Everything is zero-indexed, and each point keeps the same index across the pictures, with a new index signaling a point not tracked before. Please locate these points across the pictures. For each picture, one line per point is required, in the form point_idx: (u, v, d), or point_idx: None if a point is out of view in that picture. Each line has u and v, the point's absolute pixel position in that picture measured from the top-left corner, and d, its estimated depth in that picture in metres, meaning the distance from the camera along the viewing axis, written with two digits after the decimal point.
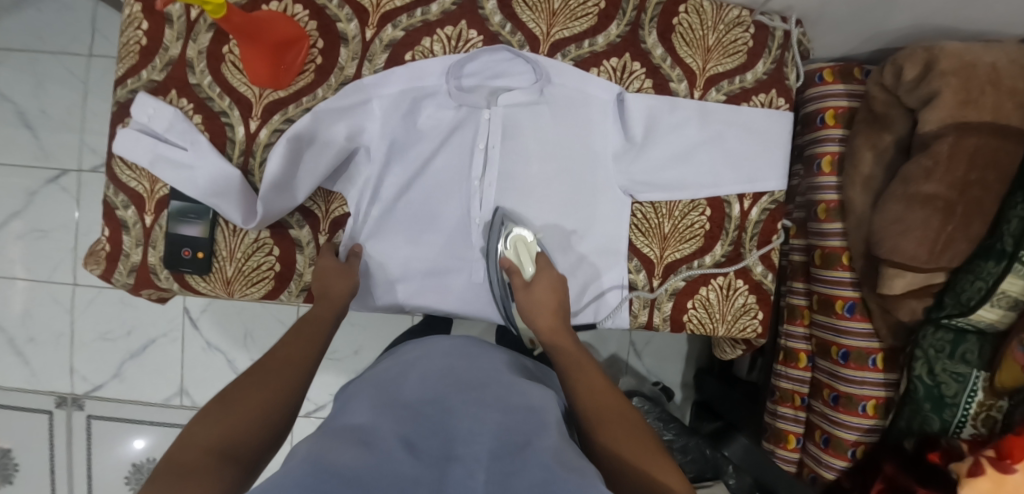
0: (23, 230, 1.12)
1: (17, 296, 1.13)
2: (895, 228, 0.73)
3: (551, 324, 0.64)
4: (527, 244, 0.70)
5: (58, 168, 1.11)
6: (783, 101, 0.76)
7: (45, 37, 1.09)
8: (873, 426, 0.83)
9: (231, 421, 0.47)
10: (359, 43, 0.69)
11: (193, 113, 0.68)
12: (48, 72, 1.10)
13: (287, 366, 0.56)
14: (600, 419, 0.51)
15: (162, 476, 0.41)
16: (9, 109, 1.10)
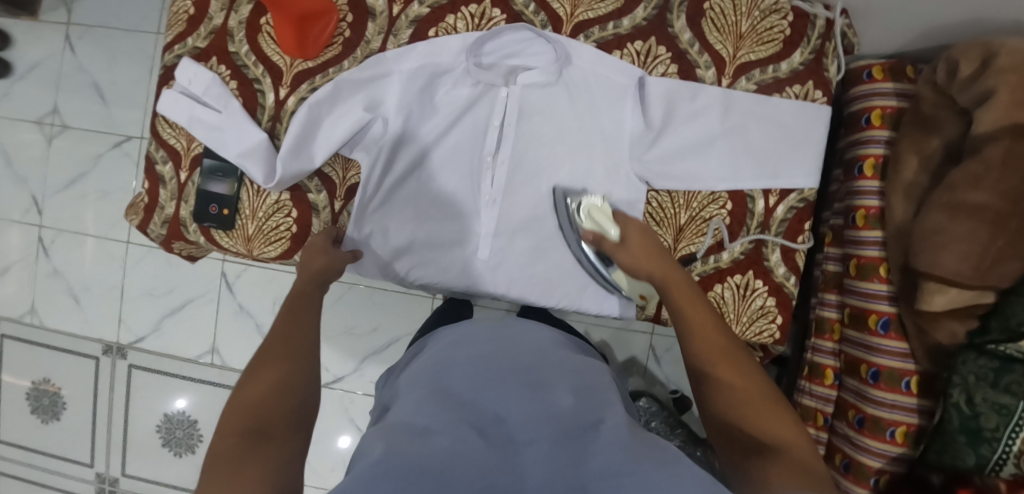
0: (88, 189, 1.23)
1: (79, 248, 1.24)
2: (936, 240, 0.69)
3: (659, 267, 0.60)
4: (600, 209, 0.67)
5: (123, 134, 1.21)
6: (821, 94, 0.71)
7: (123, 14, 1.19)
8: (901, 456, 0.76)
9: (256, 401, 0.48)
10: (386, 18, 0.72)
11: (229, 79, 0.73)
12: (122, 46, 1.20)
13: (295, 343, 0.55)
14: (722, 372, 0.52)
15: (211, 469, 0.42)
16: (88, 78, 1.21)
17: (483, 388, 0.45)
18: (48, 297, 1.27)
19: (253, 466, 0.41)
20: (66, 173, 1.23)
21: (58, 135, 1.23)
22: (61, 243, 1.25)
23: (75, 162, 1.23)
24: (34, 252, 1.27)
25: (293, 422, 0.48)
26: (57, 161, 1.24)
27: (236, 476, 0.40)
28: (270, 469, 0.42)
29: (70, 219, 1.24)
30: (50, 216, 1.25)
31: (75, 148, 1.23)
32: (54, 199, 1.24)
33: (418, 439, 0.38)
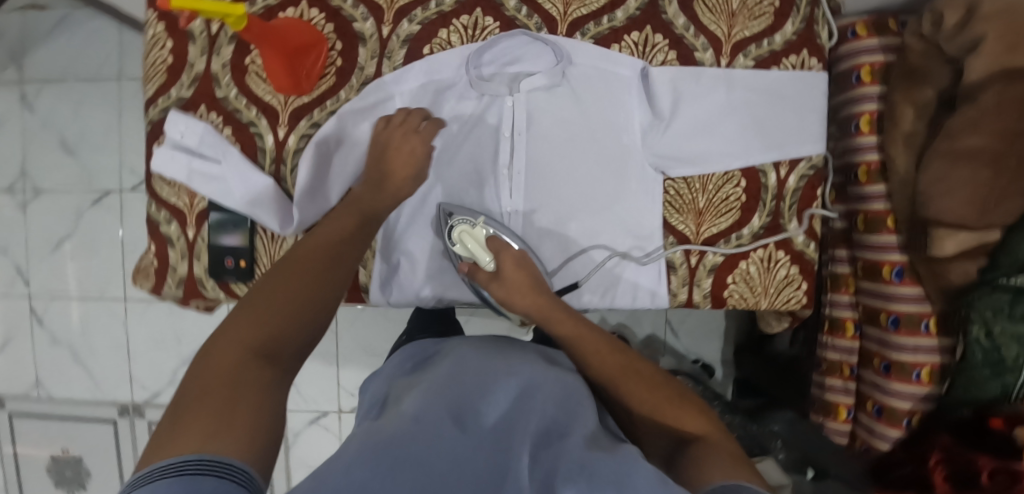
0: (76, 250, 1.17)
1: (76, 312, 1.19)
2: (941, 187, 0.71)
3: (537, 302, 0.62)
4: (473, 233, 0.68)
5: (101, 189, 1.15)
6: (816, 61, 0.73)
7: (80, 62, 1.13)
8: (928, 394, 0.81)
9: (270, 320, 0.49)
10: (377, 41, 0.70)
11: (223, 125, 0.70)
12: (86, 97, 1.14)
13: (323, 273, 0.56)
14: (625, 384, 0.54)
15: (202, 372, 0.44)
16: (53, 135, 1.15)
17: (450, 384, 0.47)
18: (52, 367, 1.22)
19: (259, 398, 0.43)
20: (48, 237, 1.18)
21: (32, 199, 1.17)
22: (57, 309, 1.20)
23: (56, 224, 1.17)
24: (28, 323, 1.22)
25: (298, 353, 0.50)
26: (36, 226, 1.18)
27: (238, 405, 0.41)
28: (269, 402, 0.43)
29: (61, 284, 1.19)
30: (40, 283, 1.20)
31: (54, 210, 1.17)
32: (40, 265, 1.19)
33: (394, 420, 0.41)
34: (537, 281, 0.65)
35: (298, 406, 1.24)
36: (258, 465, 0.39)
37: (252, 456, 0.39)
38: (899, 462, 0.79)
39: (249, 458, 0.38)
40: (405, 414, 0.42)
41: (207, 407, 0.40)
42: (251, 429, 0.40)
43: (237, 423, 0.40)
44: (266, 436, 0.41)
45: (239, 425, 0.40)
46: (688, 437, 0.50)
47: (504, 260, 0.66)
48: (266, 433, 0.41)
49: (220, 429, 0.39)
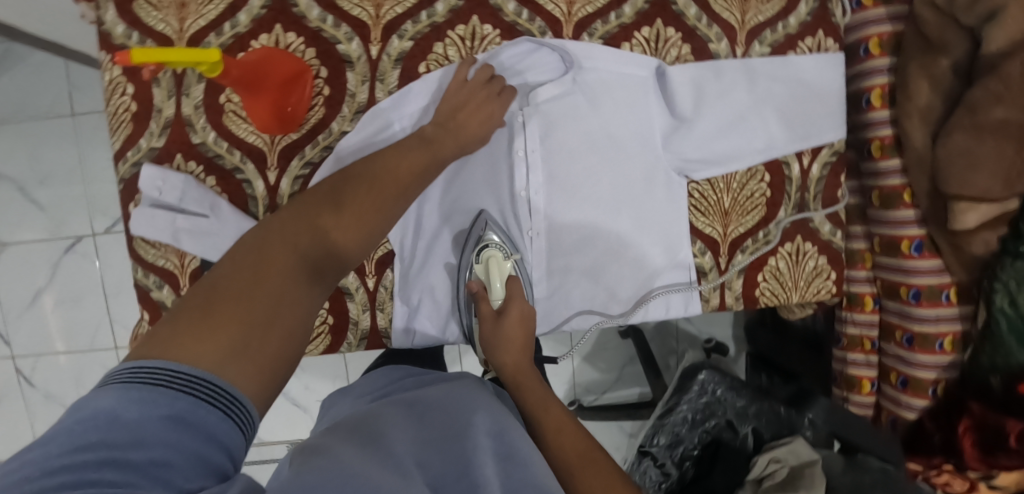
0: (54, 303, 1.16)
1: (65, 366, 1.19)
2: (962, 162, 0.69)
3: (516, 360, 0.59)
4: (499, 263, 0.66)
5: (72, 236, 1.14)
6: (832, 41, 0.69)
7: (26, 105, 1.11)
8: (950, 362, 0.82)
9: (309, 240, 0.46)
10: (365, 63, 0.63)
11: (206, 175, 0.64)
12: (38, 141, 1.12)
13: (378, 216, 0.52)
14: (580, 474, 0.48)
15: (236, 268, 0.42)
16: (10, 185, 1.13)
17: (423, 418, 0.46)
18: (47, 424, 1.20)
19: (285, 325, 0.40)
20: (22, 294, 1.16)
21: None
22: (43, 367, 1.18)
23: (31, 279, 1.16)
24: (17, 384, 1.19)
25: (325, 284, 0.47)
26: (7, 283, 1.16)
27: (262, 329, 0.38)
28: (292, 338, 0.41)
29: (44, 341, 1.18)
30: (22, 343, 1.18)
31: (25, 264, 1.15)
32: (18, 325, 1.17)
33: (362, 444, 0.40)
34: (528, 341, 0.61)
35: None
36: (260, 407, 0.37)
37: (259, 395, 0.36)
38: (930, 432, 0.83)
39: (254, 402, 0.36)
40: (377, 444, 0.40)
41: (231, 317, 0.37)
42: (267, 363, 0.38)
43: (264, 337, 0.38)
44: (276, 374, 0.39)
45: (258, 356, 0.37)
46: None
47: (510, 307, 0.62)
48: (277, 373, 0.39)
49: (238, 352, 0.36)
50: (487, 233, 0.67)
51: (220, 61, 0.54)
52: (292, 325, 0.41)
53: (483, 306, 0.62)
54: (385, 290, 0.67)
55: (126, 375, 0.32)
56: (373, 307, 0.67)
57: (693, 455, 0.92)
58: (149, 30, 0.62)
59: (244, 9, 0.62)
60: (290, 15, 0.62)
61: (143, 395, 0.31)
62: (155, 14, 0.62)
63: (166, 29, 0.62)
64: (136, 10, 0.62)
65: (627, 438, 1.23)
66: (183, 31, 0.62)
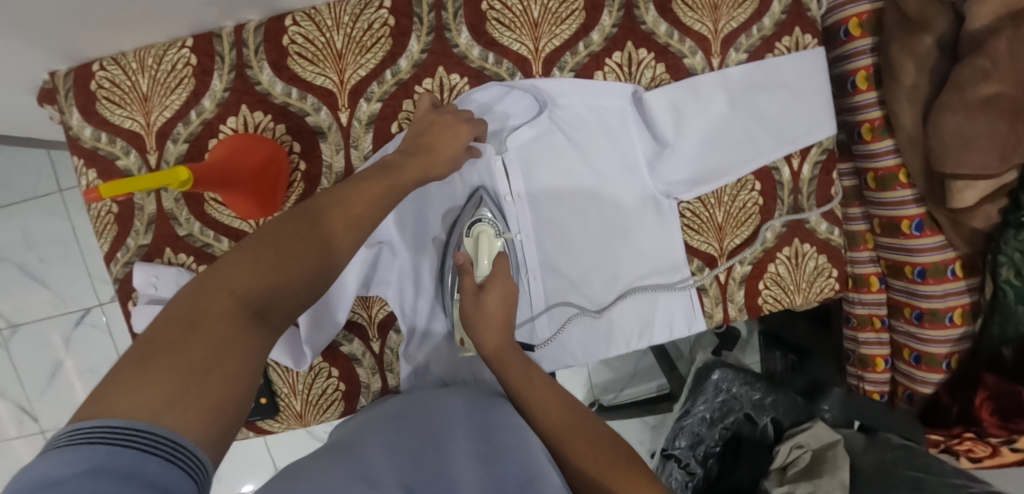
0: (73, 376, 1.18)
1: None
2: (955, 142, 0.67)
3: (497, 342, 0.56)
4: (489, 238, 0.64)
5: (80, 308, 1.16)
6: (810, 37, 0.66)
7: (12, 187, 1.11)
8: (963, 334, 0.82)
9: (266, 270, 0.40)
10: (337, 131, 0.62)
11: (197, 264, 0.64)
12: (28, 220, 1.12)
13: (350, 229, 0.46)
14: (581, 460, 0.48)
15: (177, 313, 0.35)
16: (11, 267, 1.14)
17: (401, 431, 0.48)
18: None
19: (236, 366, 0.34)
20: (40, 372, 1.18)
21: (12, 336, 1.17)
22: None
23: (47, 356, 1.18)
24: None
25: (297, 312, 0.41)
26: (26, 361, 1.18)
27: (208, 367, 0.33)
28: (250, 375, 0.35)
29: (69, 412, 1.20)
30: (49, 418, 1.20)
31: (39, 341, 1.17)
32: (42, 401, 1.19)
33: (337, 457, 0.42)
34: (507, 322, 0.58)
35: None
36: (214, 458, 0.31)
37: (211, 445, 0.30)
38: (948, 406, 0.82)
39: (205, 452, 0.30)
40: (352, 453, 0.43)
41: (170, 366, 0.31)
42: (219, 407, 0.32)
43: (207, 387, 0.32)
44: (233, 419, 0.33)
45: (207, 398, 0.31)
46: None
47: (492, 281, 0.60)
48: (235, 416, 0.33)
49: (182, 397, 0.30)
50: (479, 210, 0.65)
51: (187, 177, 0.54)
52: (247, 365, 0.35)
53: (466, 279, 0.59)
54: (391, 351, 0.68)
55: (61, 440, 0.26)
56: (382, 369, 0.68)
57: (715, 452, 0.93)
58: (117, 128, 0.62)
59: (208, 95, 0.61)
60: (254, 93, 0.61)
61: (84, 455, 0.25)
62: (120, 111, 0.62)
63: (133, 125, 0.62)
64: (100, 110, 0.61)
65: (651, 431, 1.25)
66: (150, 125, 0.62)
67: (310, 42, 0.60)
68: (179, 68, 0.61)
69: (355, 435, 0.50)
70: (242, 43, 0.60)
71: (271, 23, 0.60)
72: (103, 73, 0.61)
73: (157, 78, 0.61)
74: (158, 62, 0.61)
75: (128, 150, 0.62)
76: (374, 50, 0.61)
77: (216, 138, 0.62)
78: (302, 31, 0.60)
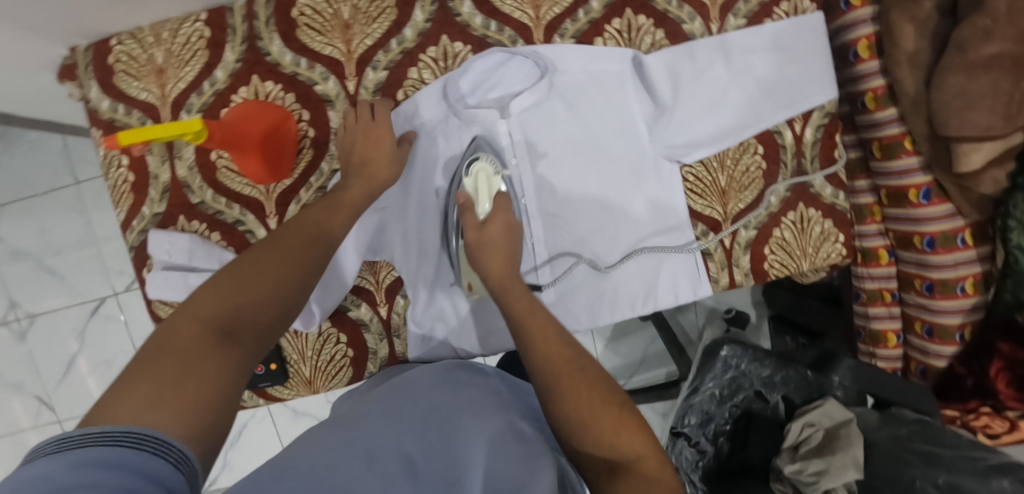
0: (89, 366, 1.20)
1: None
2: (958, 104, 0.67)
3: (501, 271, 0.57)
4: (488, 176, 0.65)
5: (96, 298, 1.18)
6: (808, 2, 0.67)
7: (32, 180, 1.14)
8: (975, 304, 0.81)
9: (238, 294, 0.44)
10: (345, 99, 0.64)
11: (210, 231, 0.65)
12: (47, 214, 1.15)
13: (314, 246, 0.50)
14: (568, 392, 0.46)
15: (159, 342, 0.39)
16: (30, 259, 1.17)
17: (401, 410, 0.49)
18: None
19: (210, 379, 0.37)
20: (57, 363, 1.20)
21: (29, 327, 1.19)
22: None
23: (63, 346, 1.20)
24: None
25: (269, 330, 0.44)
26: (43, 352, 1.20)
27: (183, 380, 0.36)
28: (224, 385, 0.38)
29: (84, 403, 1.21)
30: (65, 408, 1.22)
31: (56, 332, 1.20)
32: (58, 391, 1.21)
33: (339, 433, 0.46)
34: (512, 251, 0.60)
35: None
36: (199, 453, 0.34)
37: (195, 441, 0.34)
38: (962, 376, 0.82)
39: (189, 447, 0.33)
40: (349, 428, 0.47)
41: (149, 382, 0.35)
42: (194, 412, 0.35)
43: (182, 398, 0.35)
44: (214, 423, 0.36)
45: (183, 406, 0.35)
46: (621, 461, 0.43)
47: (494, 217, 0.61)
48: (217, 419, 0.36)
49: (159, 406, 0.34)
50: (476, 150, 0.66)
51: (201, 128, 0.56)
52: (221, 378, 0.38)
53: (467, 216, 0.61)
54: (399, 316, 0.69)
55: (48, 448, 0.29)
56: (389, 335, 0.69)
57: (726, 431, 0.94)
58: (133, 100, 0.64)
59: (220, 66, 0.63)
60: (264, 64, 0.63)
61: (73, 456, 0.28)
62: (136, 84, 0.64)
63: (149, 96, 0.64)
64: (118, 83, 0.64)
65: (661, 418, 1.24)
66: (165, 96, 0.64)
67: (319, 13, 0.62)
68: (193, 41, 0.63)
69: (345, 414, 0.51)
70: (253, 16, 0.63)
71: None
72: (121, 48, 0.63)
73: (172, 51, 0.63)
74: (174, 35, 0.63)
75: (144, 121, 0.64)
76: (380, 21, 0.63)
77: (228, 108, 0.64)
78: (310, 3, 0.62)
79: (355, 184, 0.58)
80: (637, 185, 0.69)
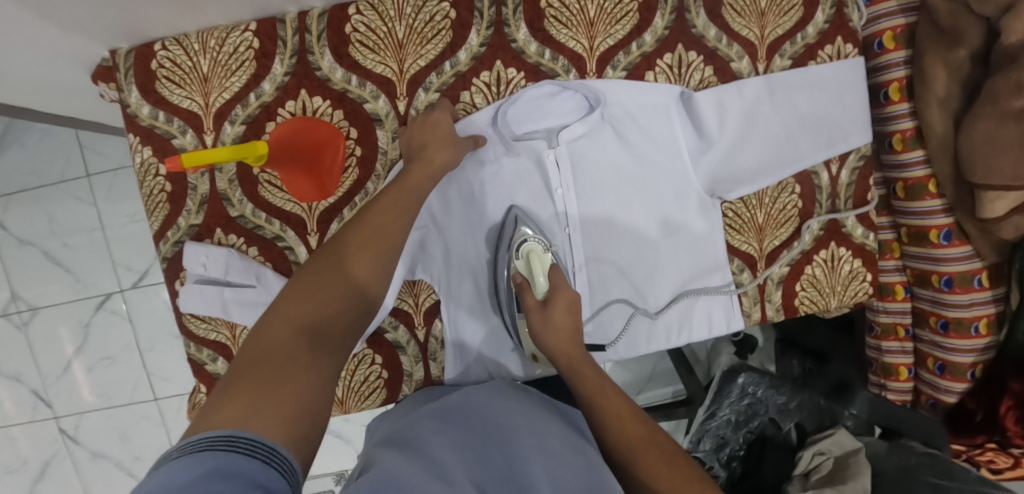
0: (91, 362, 1.17)
1: (108, 422, 1.19)
2: (987, 149, 0.68)
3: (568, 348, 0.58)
4: (539, 256, 0.64)
5: (102, 294, 1.15)
6: (852, 47, 0.68)
7: (42, 169, 1.11)
8: (987, 344, 0.82)
9: (309, 307, 0.45)
10: (394, 119, 0.64)
11: (248, 246, 0.64)
12: (55, 205, 1.12)
13: (374, 249, 0.52)
14: (643, 458, 0.49)
15: (249, 356, 0.40)
16: (34, 250, 1.13)
17: (461, 426, 0.48)
18: (99, 479, 1.21)
19: (302, 384, 0.38)
20: (59, 357, 1.17)
21: (30, 319, 1.16)
22: (87, 424, 1.19)
23: (64, 341, 1.17)
24: (63, 444, 1.20)
25: (345, 344, 0.45)
26: (44, 346, 1.17)
27: (277, 385, 0.37)
28: (312, 394, 0.38)
29: (83, 399, 1.18)
30: (63, 404, 1.19)
31: (58, 326, 1.16)
32: (58, 386, 1.18)
33: (406, 456, 0.42)
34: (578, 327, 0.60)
35: None
36: (299, 456, 0.33)
37: (295, 448, 0.33)
38: (971, 411, 0.83)
39: (289, 449, 0.33)
40: (417, 452, 0.43)
41: (249, 388, 0.36)
42: (293, 415, 0.35)
43: (282, 401, 0.36)
44: (309, 429, 0.36)
45: (283, 409, 0.35)
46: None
47: (557, 295, 0.61)
48: (310, 426, 0.36)
49: (263, 410, 0.34)
50: (522, 229, 0.65)
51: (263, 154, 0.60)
52: (311, 381, 0.39)
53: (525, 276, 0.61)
54: (436, 339, 0.68)
55: (175, 454, 0.29)
56: (425, 357, 0.68)
57: (739, 455, 0.95)
58: (175, 108, 0.62)
59: (268, 78, 0.62)
60: (314, 78, 0.62)
61: (195, 461, 0.28)
62: (179, 91, 0.62)
63: (192, 105, 0.62)
64: (159, 89, 0.62)
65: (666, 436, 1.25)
66: (208, 105, 0.62)
67: (372, 31, 0.61)
68: (240, 51, 0.61)
69: (402, 435, 0.48)
70: (305, 29, 0.61)
71: (335, 10, 0.61)
72: (165, 53, 0.61)
73: (218, 60, 0.62)
74: (221, 44, 0.61)
75: (185, 129, 0.63)
76: (435, 42, 0.62)
77: (274, 122, 0.63)
78: (364, 20, 0.61)
79: (414, 168, 0.58)
80: (680, 219, 0.70)
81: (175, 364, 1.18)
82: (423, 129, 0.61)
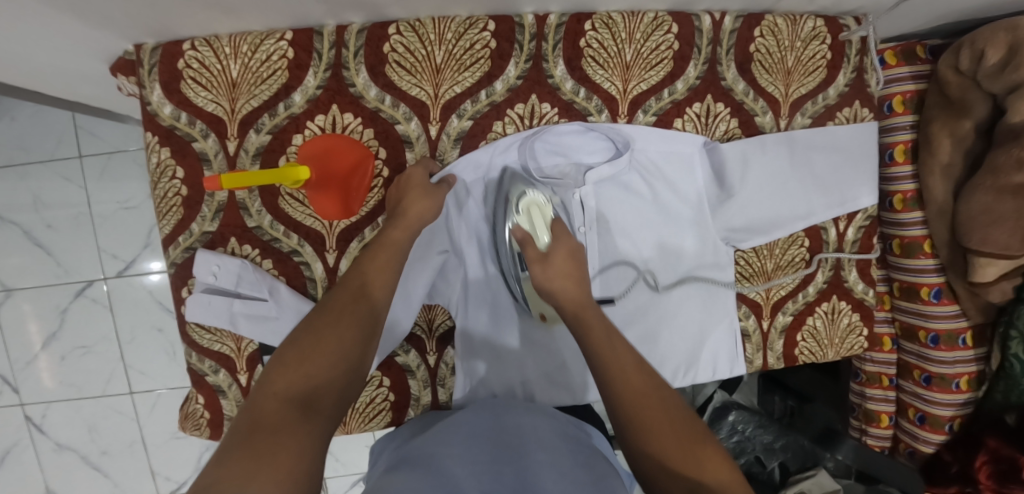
0: (64, 350, 1.12)
1: (77, 414, 1.14)
2: (983, 220, 0.71)
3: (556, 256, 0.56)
4: (540, 207, 0.63)
5: (83, 280, 1.10)
6: (868, 111, 0.71)
7: (31, 146, 1.06)
8: (966, 400, 0.85)
9: (303, 372, 0.45)
10: (425, 143, 0.63)
11: (262, 258, 0.63)
12: (41, 184, 1.06)
13: (363, 305, 0.52)
14: (620, 370, 0.48)
15: (245, 424, 0.40)
16: (14, 230, 1.08)
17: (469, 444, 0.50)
18: (63, 472, 1.16)
19: (297, 453, 0.38)
20: (29, 342, 1.11)
21: (2, 302, 1.10)
22: (54, 414, 1.13)
23: (38, 326, 1.11)
24: (26, 433, 1.14)
25: (339, 402, 0.45)
26: (15, 329, 1.11)
27: (275, 455, 0.37)
28: (308, 463, 0.38)
29: (52, 388, 1.13)
30: (30, 391, 1.13)
31: (31, 311, 1.11)
32: (26, 372, 1.12)
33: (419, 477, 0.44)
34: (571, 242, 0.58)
35: (337, 473, 1.13)
36: None
37: None
38: (948, 463, 0.84)
39: None
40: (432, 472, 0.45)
41: (241, 460, 0.36)
42: (287, 486, 0.35)
43: (277, 475, 0.36)
44: None
45: (277, 481, 0.35)
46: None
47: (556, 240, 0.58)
48: None
49: (258, 484, 0.34)
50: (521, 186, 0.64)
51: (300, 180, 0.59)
52: (305, 449, 0.39)
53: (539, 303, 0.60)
54: (446, 365, 0.68)
55: None
56: (433, 383, 0.68)
57: None
58: (199, 110, 0.60)
59: (300, 90, 0.61)
60: (347, 95, 0.61)
61: None
62: (205, 94, 0.60)
63: (216, 109, 0.61)
64: (184, 89, 0.60)
65: None
66: (234, 111, 0.61)
67: (411, 53, 0.61)
68: (273, 59, 0.60)
69: (409, 455, 0.50)
70: (342, 44, 0.60)
71: (375, 28, 0.60)
72: (193, 53, 0.59)
73: (249, 66, 0.60)
74: (253, 50, 0.60)
75: (207, 133, 0.61)
76: (472, 70, 0.62)
77: (302, 134, 0.62)
78: (403, 41, 0.60)
79: (394, 225, 0.57)
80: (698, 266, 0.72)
81: (154, 358, 1.13)
82: (398, 192, 0.60)
